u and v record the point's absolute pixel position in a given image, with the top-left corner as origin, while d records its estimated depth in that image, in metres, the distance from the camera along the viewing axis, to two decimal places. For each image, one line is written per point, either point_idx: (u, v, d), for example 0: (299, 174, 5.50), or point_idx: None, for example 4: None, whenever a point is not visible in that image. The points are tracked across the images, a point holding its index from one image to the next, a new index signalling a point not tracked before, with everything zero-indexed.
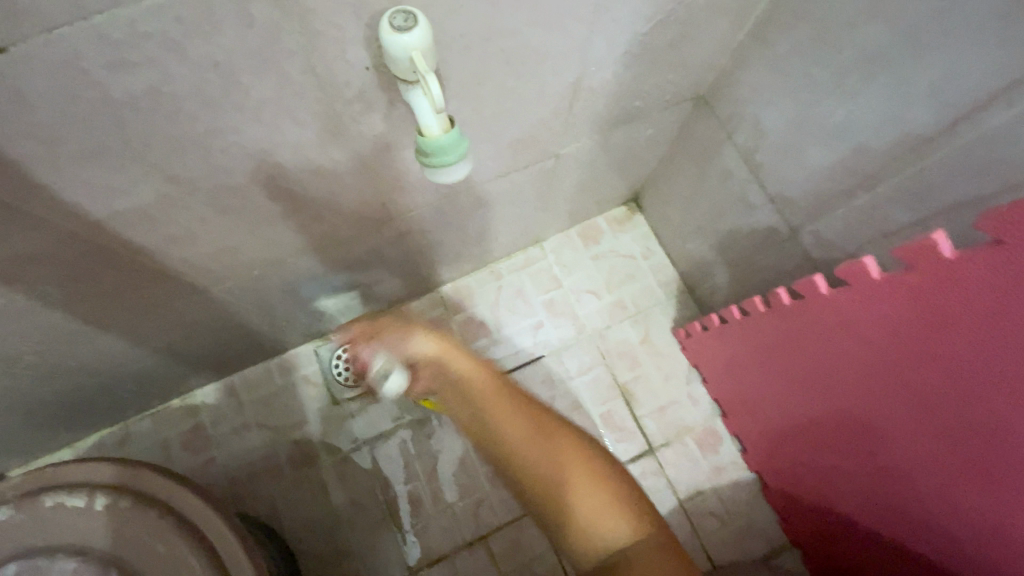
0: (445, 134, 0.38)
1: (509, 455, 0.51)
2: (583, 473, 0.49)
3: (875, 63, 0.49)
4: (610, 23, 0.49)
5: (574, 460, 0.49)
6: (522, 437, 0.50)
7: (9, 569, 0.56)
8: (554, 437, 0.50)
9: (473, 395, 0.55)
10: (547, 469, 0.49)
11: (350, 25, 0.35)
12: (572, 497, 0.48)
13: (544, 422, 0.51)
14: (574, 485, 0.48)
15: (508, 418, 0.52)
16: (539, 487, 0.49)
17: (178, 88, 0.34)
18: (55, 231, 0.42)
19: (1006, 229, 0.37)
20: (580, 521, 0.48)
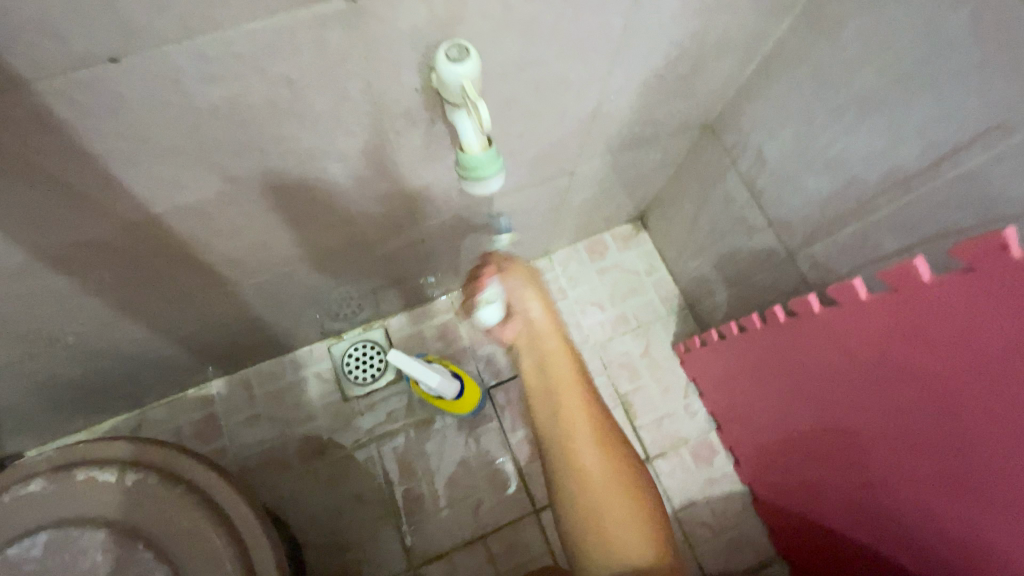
0: (484, 152, 0.43)
1: (575, 465, 0.51)
2: (629, 498, 0.50)
3: (870, 103, 0.54)
4: (630, 57, 0.53)
5: (623, 490, 0.50)
6: (590, 451, 0.52)
7: (40, 537, 0.59)
8: (616, 464, 0.51)
9: (557, 399, 0.54)
10: (602, 490, 0.50)
11: (405, 50, 0.40)
12: (610, 516, 0.49)
13: (612, 453, 0.52)
14: (618, 509, 0.49)
15: (584, 437, 0.52)
16: (589, 504, 0.50)
17: (252, 99, 0.39)
18: (122, 222, 0.46)
19: (978, 256, 0.42)
20: (608, 536, 0.48)
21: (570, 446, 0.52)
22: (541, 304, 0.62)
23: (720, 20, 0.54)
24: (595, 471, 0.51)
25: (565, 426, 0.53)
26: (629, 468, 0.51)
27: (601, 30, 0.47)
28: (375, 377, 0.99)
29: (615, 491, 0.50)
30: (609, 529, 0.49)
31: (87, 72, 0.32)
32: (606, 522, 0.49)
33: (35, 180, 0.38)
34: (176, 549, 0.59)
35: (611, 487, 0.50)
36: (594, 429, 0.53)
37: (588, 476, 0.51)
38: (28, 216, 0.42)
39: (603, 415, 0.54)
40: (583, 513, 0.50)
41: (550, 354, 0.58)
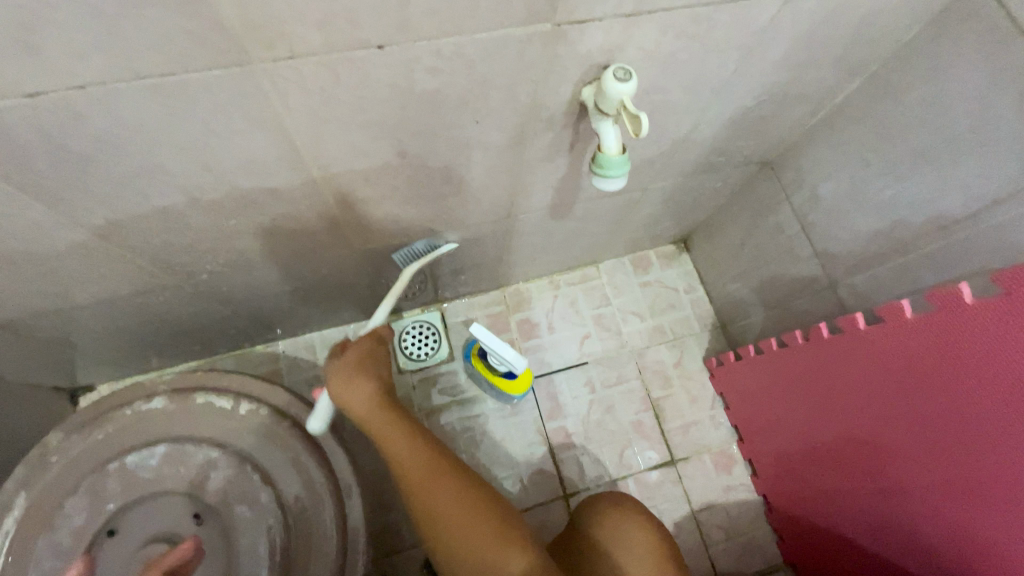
0: (618, 156, 0.52)
1: (432, 516, 0.62)
2: (481, 528, 0.61)
3: (922, 158, 0.64)
4: (729, 95, 0.64)
5: (470, 518, 0.61)
6: (438, 499, 0.62)
7: (157, 449, 0.66)
8: (464, 500, 0.62)
9: (406, 472, 0.64)
10: (453, 525, 0.61)
11: (574, 67, 0.49)
12: (475, 549, 0.60)
13: (456, 487, 0.63)
14: (474, 541, 0.60)
15: (425, 483, 0.63)
16: (448, 540, 0.61)
17: (450, 90, 0.48)
18: (305, 176, 0.55)
19: (1016, 284, 0.51)
20: (480, 565, 0.59)
21: (420, 497, 0.63)
22: (363, 380, 0.67)
23: (806, 72, 0.64)
24: (450, 513, 0.61)
25: (413, 489, 0.63)
26: (469, 496, 0.62)
27: (717, 69, 0.57)
28: (430, 355, 1.07)
29: (472, 526, 0.61)
30: (475, 559, 0.59)
31: (356, 52, 0.41)
32: (470, 550, 0.60)
33: (266, 131, 0.47)
34: (278, 474, 0.66)
35: (459, 520, 0.61)
36: (428, 479, 0.63)
37: (438, 519, 0.61)
38: (242, 162, 0.50)
39: (434, 456, 0.65)
40: (455, 551, 0.60)
41: (375, 430, 0.66)
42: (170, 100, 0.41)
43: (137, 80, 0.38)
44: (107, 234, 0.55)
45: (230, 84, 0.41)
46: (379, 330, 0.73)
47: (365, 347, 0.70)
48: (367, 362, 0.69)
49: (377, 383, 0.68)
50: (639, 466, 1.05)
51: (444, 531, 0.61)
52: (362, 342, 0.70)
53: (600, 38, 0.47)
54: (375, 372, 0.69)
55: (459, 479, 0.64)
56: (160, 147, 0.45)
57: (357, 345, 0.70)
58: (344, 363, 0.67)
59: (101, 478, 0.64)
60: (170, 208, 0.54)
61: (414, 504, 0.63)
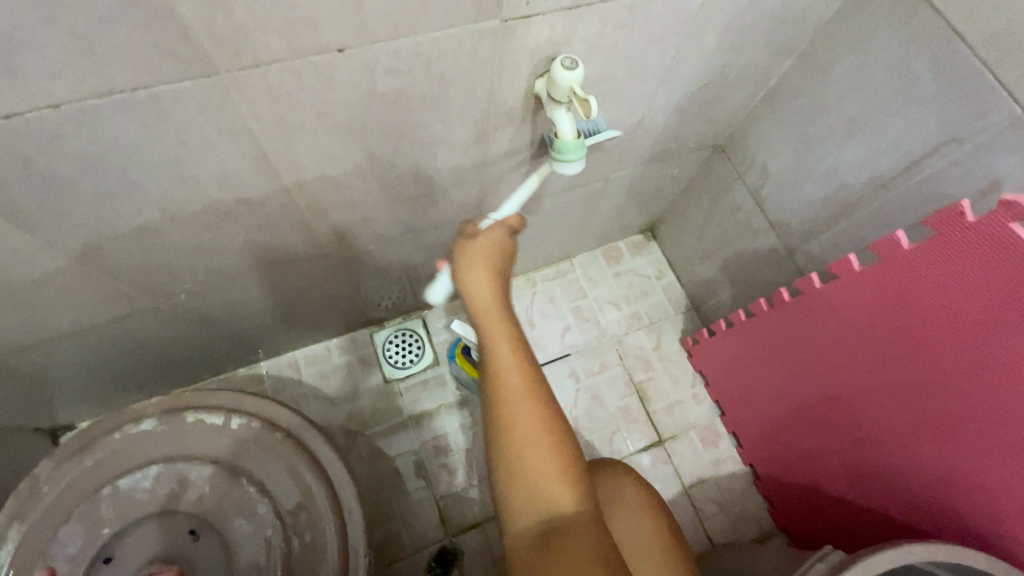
0: (573, 140, 0.55)
1: (513, 417, 0.53)
2: (559, 461, 0.51)
3: (854, 126, 0.70)
4: (673, 81, 0.68)
5: (553, 443, 0.52)
6: (528, 402, 0.53)
7: (150, 469, 0.66)
8: (555, 428, 0.53)
9: (503, 368, 0.55)
10: (531, 438, 0.52)
11: (524, 61, 0.53)
12: (544, 476, 0.51)
13: (545, 406, 0.53)
14: (545, 464, 0.51)
15: (520, 386, 0.54)
16: (522, 443, 0.51)
17: (412, 91, 0.51)
18: (278, 185, 0.57)
19: (947, 225, 0.56)
20: (540, 489, 0.50)
21: (509, 394, 0.54)
22: (483, 270, 0.59)
23: (740, 55, 0.69)
24: (538, 438, 0.52)
25: (504, 383, 0.54)
26: (559, 423, 0.53)
27: (660, 56, 0.62)
28: (413, 362, 1.09)
29: (552, 457, 0.51)
30: (540, 484, 0.50)
31: (318, 57, 0.43)
32: (536, 471, 0.51)
33: (239, 142, 0.49)
34: (273, 483, 0.66)
35: (540, 439, 0.52)
36: (531, 388, 0.54)
37: (517, 430, 0.52)
38: (216, 173, 0.52)
39: (536, 369, 0.56)
40: (526, 469, 0.51)
41: (488, 329, 0.57)
42: (143, 115, 0.43)
43: (110, 95, 0.40)
44: (85, 257, 0.56)
45: (199, 95, 0.43)
46: (510, 223, 0.64)
47: (499, 241, 0.62)
48: (493, 267, 0.60)
49: (499, 283, 0.59)
50: (628, 450, 1.07)
51: (519, 450, 0.51)
52: (492, 236, 0.62)
53: (546, 32, 0.51)
54: (502, 272, 0.61)
55: (553, 404, 0.54)
56: (135, 163, 0.47)
57: (492, 233, 0.62)
58: (476, 247, 0.60)
59: (95, 504, 0.64)
60: (147, 226, 0.56)
61: (496, 394, 0.54)
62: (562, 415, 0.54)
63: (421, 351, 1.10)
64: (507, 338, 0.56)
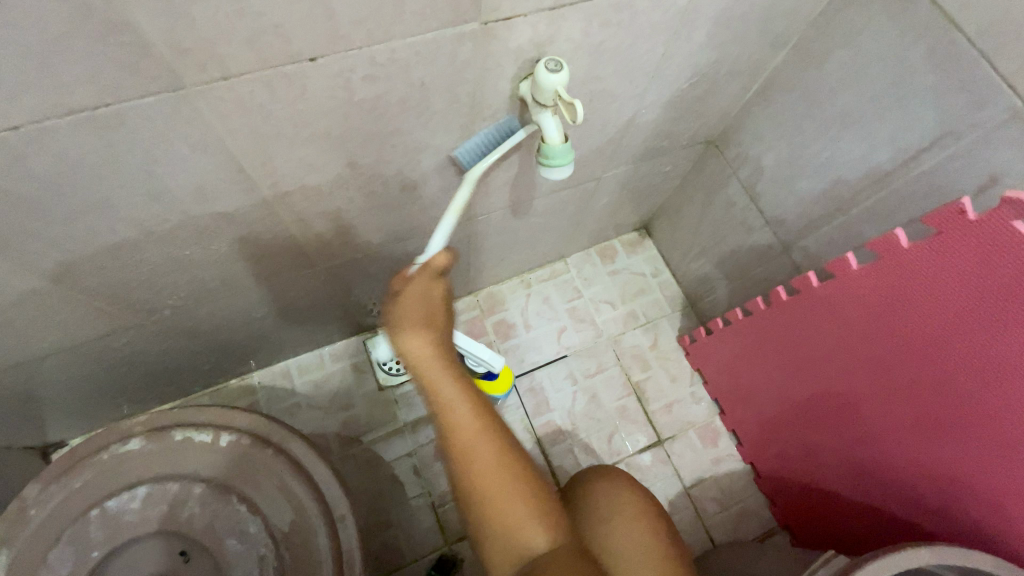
0: (561, 144, 0.54)
1: (466, 463, 0.52)
2: (521, 495, 0.51)
3: (849, 120, 0.68)
4: (663, 78, 0.66)
5: (511, 480, 0.51)
6: (478, 450, 0.52)
7: (138, 490, 0.65)
8: (511, 464, 0.52)
9: (449, 412, 0.53)
10: (489, 484, 0.51)
11: (507, 64, 0.51)
12: (509, 514, 0.50)
13: (498, 443, 0.52)
14: (510, 506, 0.50)
15: (469, 428, 0.52)
16: (485, 493, 0.51)
17: (390, 98, 0.49)
18: (257, 197, 0.55)
19: (948, 222, 0.55)
20: (508, 529, 0.50)
21: (459, 440, 0.52)
22: (415, 319, 0.57)
23: (731, 50, 0.67)
24: (494, 481, 0.51)
25: (452, 428, 0.53)
26: (515, 456, 0.52)
27: (647, 53, 0.60)
28: (408, 368, 1.07)
29: (513, 495, 0.51)
30: (508, 522, 0.50)
31: (290, 66, 0.42)
32: (504, 514, 0.50)
33: (212, 155, 0.47)
34: (265, 501, 0.65)
35: (497, 478, 0.51)
36: (479, 432, 0.52)
37: (476, 477, 0.51)
38: (190, 188, 0.50)
39: (483, 411, 0.54)
40: (490, 512, 0.51)
41: (426, 376, 0.55)
42: (108, 132, 0.41)
43: (72, 114, 0.39)
44: (60, 278, 0.55)
45: (166, 110, 0.41)
46: (437, 264, 0.61)
47: (426, 287, 0.60)
48: (424, 316, 0.57)
49: (434, 326, 0.57)
50: (628, 451, 1.06)
51: (480, 497, 0.51)
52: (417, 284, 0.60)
53: (528, 34, 0.49)
54: (437, 316, 0.59)
55: (506, 442, 0.53)
56: (103, 181, 0.45)
57: (422, 280, 0.60)
58: (410, 294, 0.59)
59: (83, 527, 0.63)
60: (123, 244, 0.54)
61: (449, 441, 0.53)
62: (516, 447, 0.54)
63: None
64: (447, 385, 0.54)
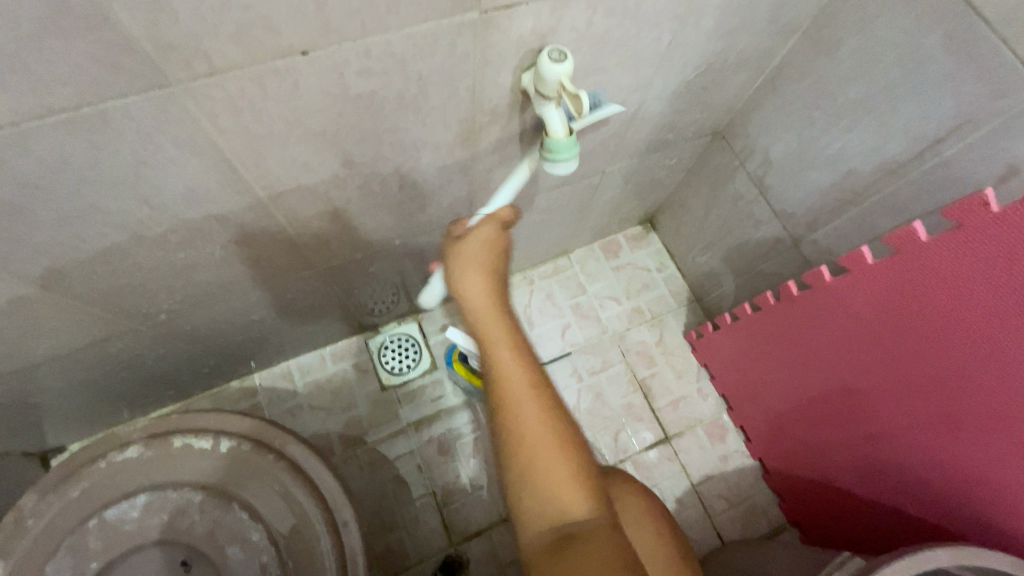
0: (565, 138, 0.52)
1: (516, 417, 0.50)
2: (569, 461, 0.49)
3: (861, 110, 0.66)
4: (669, 68, 0.64)
5: (560, 445, 0.49)
6: (529, 408, 0.50)
7: (137, 498, 0.64)
8: (558, 430, 0.50)
9: (503, 368, 0.52)
10: (539, 444, 0.49)
11: (508, 56, 0.49)
12: (553, 477, 0.48)
13: (547, 406, 0.51)
14: (556, 471, 0.49)
15: (521, 388, 0.51)
16: (532, 451, 0.49)
17: (386, 94, 0.47)
18: (250, 198, 0.53)
19: (969, 215, 0.53)
20: (551, 494, 0.48)
21: (512, 395, 0.51)
22: (479, 271, 0.55)
23: (739, 38, 0.65)
24: (542, 439, 0.49)
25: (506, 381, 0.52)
26: (563, 422, 0.51)
27: (653, 43, 0.58)
28: (410, 367, 1.06)
29: (560, 461, 0.49)
30: (551, 485, 0.48)
31: (280, 61, 0.40)
32: (547, 478, 0.48)
33: (202, 156, 0.45)
34: (266, 508, 0.64)
35: (546, 442, 0.49)
36: (532, 392, 0.51)
37: (525, 436, 0.50)
38: (181, 190, 0.48)
39: (538, 373, 0.53)
40: (534, 473, 0.49)
41: (484, 328, 0.54)
42: (91, 134, 0.39)
43: (52, 115, 0.37)
44: (50, 284, 0.53)
45: (151, 109, 0.39)
46: (502, 218, 0.58)
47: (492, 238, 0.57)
48: (488, 265, 0.55)
49: (496, 284, 0.55)
50: (634, 448, 1.05)
51: (525, 457, 0.49)
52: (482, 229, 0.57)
53: (530, 23, 0.47)
54: (500, 271, 0.56)
55: (557, 407, 0.52)
56: (89, 184, 0.44)
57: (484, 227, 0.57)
58: (467, 246, 0.56)
59: (82, 537, 0.62)
60: (113, 248, 0.52)
61: (501, 399, 0.51)
62: (566, 416, 0.52)
63: (418, 355, 1.07)
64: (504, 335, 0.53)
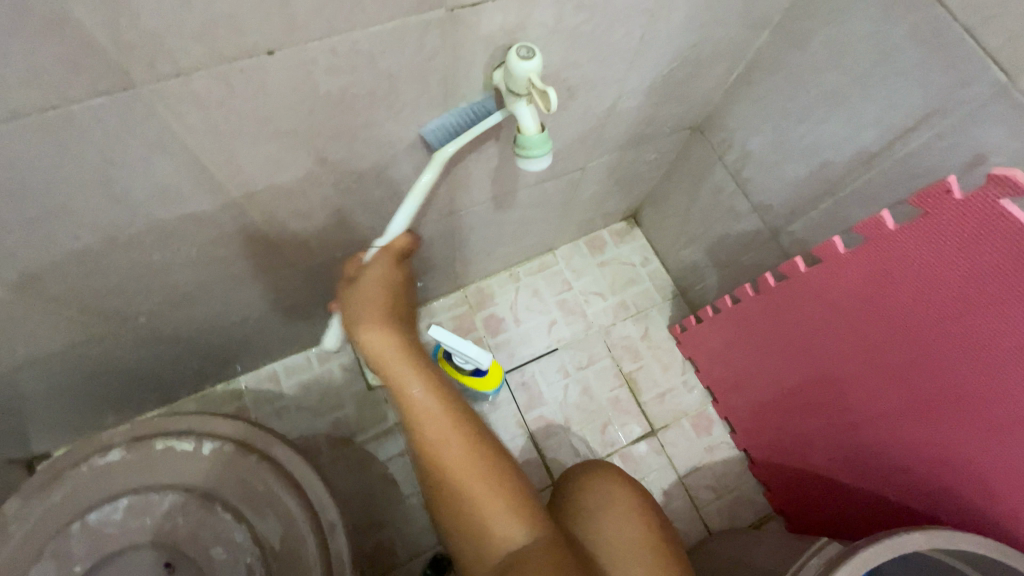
0: (537, 134, 0.52)
1: (438, 459, 0.56)
2: (495, 485, 0.55)
3: (832, 101, 0.67)
4: (643, 63, 0.65)
5: (482, 470, 0.56)
6: (450, 442, 0.56)
7: (119, 501, 0.64)
8: (478, 454, 0.56)
9: (419, 412, 0.57)
10: (463, 476, 0.55)
11: (479, 53, 0.50)
12: (485, 508, 0.54)
13: (466, 436, 0.57)
14: (487, 501, 0.54)
15: (439, 427, 0.56)
16: (460, 484, 0.55)
17: (357, 90, 0.47)
18: (225, 197, 0.53)
19: (934, 203, 0.54)
20: (486, 523, 0.54)
21: (430, 439, 0.56)
22: (377, 323, 0.58)
23: (712, 31, 0.65)
24: (466, 468, 0.55)
25: (422, 426, 0.57)
26: (482, 445, 0.57)
27: (625, 38, 0.58)
28: None
29: (489, 490, 0.55)
30: (484, 517, 0.54)
31: (246, 59, 0.40)
32: (479, 508, 0.54)
33: (172, 155, 0.45)
34: (251, 509, 0.64)
35: (469, 475, 0.55)
36: (450, 427, 0.57)
37: (450, 470, 0.55)
38: (153, 190, 0.48)
39: (451, 403, 0.58)
40: (467, 508, 0.54)
41: (396, 377, 0.58)
42: (58, 135, 0.39)
43: (17, 117, 0.37)
44: (24, 287, 0.53)
45: (117, 109, 0.39)
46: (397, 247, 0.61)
47: (385, 278, 0.60)
48: (385, 306, 0.59)
49: (394, 325, 0.59)
50: (621, 442, 1.06)
51: (458, 494, 0.55)
52: (376, 270, 0.60)
53: (498, 19, 0.47)
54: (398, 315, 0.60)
55: (475, 432, 0.58)
56: (58, 185, 0.43)
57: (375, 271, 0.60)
58: (363, 290, 0.59)
59: (65, 541, 0.62)
60: (88, 250, 0.52)
61: (422, 440, 0.57)
62: (485, 441, 0.58)
63: None
64: (412, 379, 0.58)
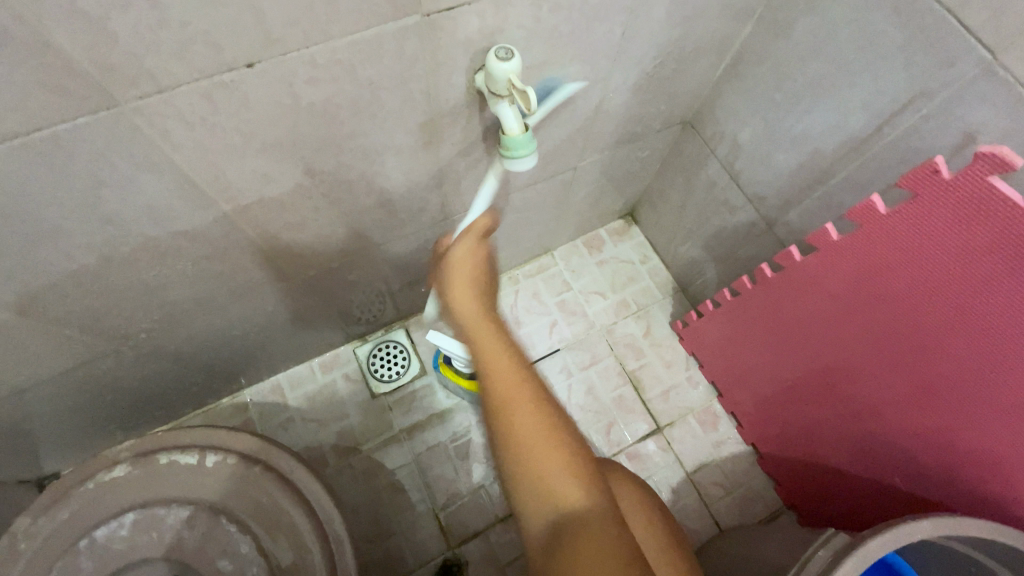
0: (521, 134, 0.52)
1: (507, 422, 0.50)
2: (560, 450, 0.49)
3: (819, 90, 0.67)
4: (626, 60, 0.65)
5: (554, 437, 0.49)
6: (520, 405, 0.50)
7: (126, 516, 0.64)
8: (545, 418, 0.50)
9: (493, 373, 0.52)
10: (531, 441, 0.49)
11: (459, 58, 0.50)
12: (547, 473, 0.48)
13: (537, 401, 0.51)
14: (552, 465, 0.48)
15: (508, 385, 0.51)
16: (524, 446, 0.49)
17: (340, 100, 0.48)
18: (217, 212, 0.54)
19: (925, 183, 0.53)
20: (546, 489, 0.48)
21: (501, 401, 0.51)
22: (463, 285, 0.56)
23: (694, 26, 0.65)
24: (531, 430, 0.49)
25: (496, 395, 0.51)
26: (555, 413, 0.51)
27: (606, 35, 0.58)
28: (400, 374, 1.07)
29: (554, 451, 0.49)
30: (544, 483, 0.48)
31: (226, 74, 0.40)
32: (541, 473, 0.48)
33: (159, 173, 0.46)
34: (255, 521, 0.64)
35: (538, 440, 0.49)
36: (521, 388, 0.51)
37: (517, 433, 0.49)
38: (143, 208, 0.49)
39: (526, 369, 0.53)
40: (529, 473, 0.49)
41: (474, 337, 0.55)
42: (47, 158, 0.40)
43: (4, 142, 0.38)
44: (25, 308, 0.54)
45: (102, 129, 0.40)
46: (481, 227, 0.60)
47: (475, 253, 0.59)
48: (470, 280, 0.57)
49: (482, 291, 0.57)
50: (628, 441, 1.05)
51: (518, 456, 0.49)
52: (462, 249, 0.58)
53: (475, 23, 0.47)
54: (484, 283, 0.58)
55: (545, 397, 0.52)
56: (51, 207, 0.44)
57: (465, 243, 0.59)
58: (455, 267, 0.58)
59: (74, 558, 0.62)
60: (84, 270, 0.53)
61: (491, 400, 0.52)
62: (555, 408, 0.52)
63: (407, 361, 1.08)
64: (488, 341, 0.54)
